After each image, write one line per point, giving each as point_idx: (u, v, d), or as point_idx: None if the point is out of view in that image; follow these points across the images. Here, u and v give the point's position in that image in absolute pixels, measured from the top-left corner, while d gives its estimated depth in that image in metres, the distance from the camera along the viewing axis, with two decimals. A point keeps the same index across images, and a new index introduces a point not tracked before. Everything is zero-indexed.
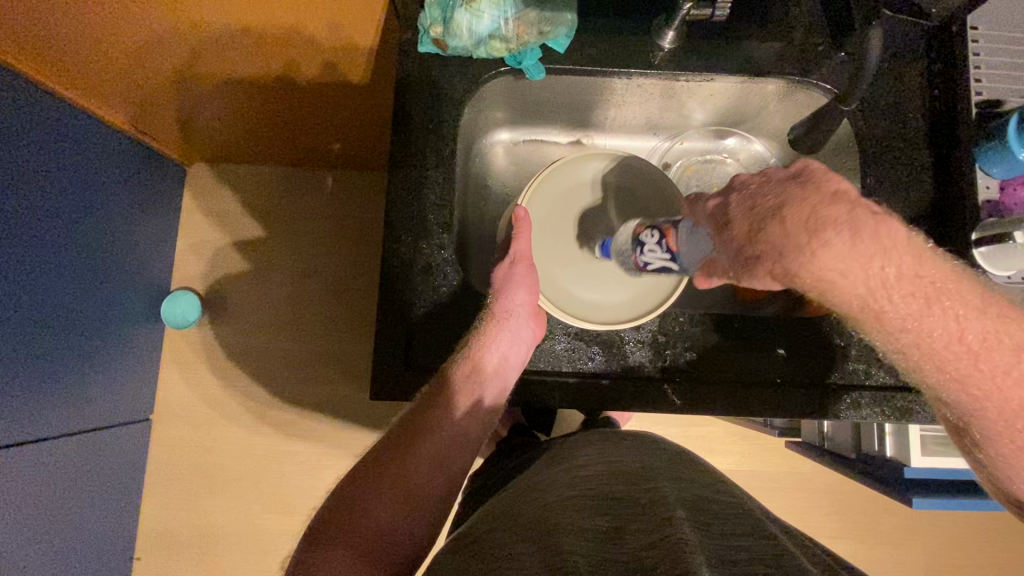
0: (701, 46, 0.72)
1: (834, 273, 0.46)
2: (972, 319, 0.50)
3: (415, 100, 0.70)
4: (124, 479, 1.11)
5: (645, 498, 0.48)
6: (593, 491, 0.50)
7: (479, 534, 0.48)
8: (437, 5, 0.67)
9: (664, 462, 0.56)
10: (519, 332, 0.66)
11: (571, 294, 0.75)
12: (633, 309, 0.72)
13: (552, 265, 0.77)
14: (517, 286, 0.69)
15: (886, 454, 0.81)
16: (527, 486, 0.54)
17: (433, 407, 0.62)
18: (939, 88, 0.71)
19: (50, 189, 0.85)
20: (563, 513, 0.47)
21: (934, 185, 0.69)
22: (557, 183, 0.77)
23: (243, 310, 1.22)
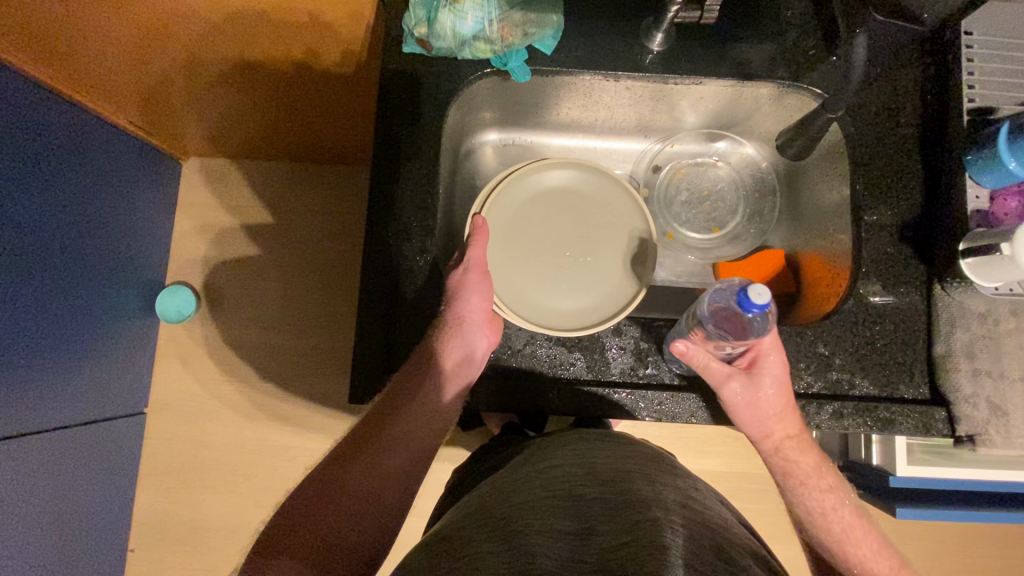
0: (692, 48, 0.71)
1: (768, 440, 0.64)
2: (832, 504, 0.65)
3: (401, 99, 0.69)
4: (117, 472, 1.11)
5: (620, 496, 0.48)
6: (567, 489, 0.50)
7: (451, 534, 0.48)
8: (421, 5, 0.66)
9: (637, 461, 0.56)
10: (470, 340, 0.65)
11: (530, 302, 0.73)
12: (591, 315, 0.73)
13: (508, 273, 0.75)
14: (472, 290, 0.66)
15: (872, 462, 0.80)
16: (501, 484, 0.54)
17: (391, 413, 0.63)
18: (932, 94, 0.70)
19: (43, 182, 0.85)
20: (535, 513, 0.47)
21: (923, 193, 0.68)
22: (514, 189, 0.76)
23: (236, 305, 1.22)
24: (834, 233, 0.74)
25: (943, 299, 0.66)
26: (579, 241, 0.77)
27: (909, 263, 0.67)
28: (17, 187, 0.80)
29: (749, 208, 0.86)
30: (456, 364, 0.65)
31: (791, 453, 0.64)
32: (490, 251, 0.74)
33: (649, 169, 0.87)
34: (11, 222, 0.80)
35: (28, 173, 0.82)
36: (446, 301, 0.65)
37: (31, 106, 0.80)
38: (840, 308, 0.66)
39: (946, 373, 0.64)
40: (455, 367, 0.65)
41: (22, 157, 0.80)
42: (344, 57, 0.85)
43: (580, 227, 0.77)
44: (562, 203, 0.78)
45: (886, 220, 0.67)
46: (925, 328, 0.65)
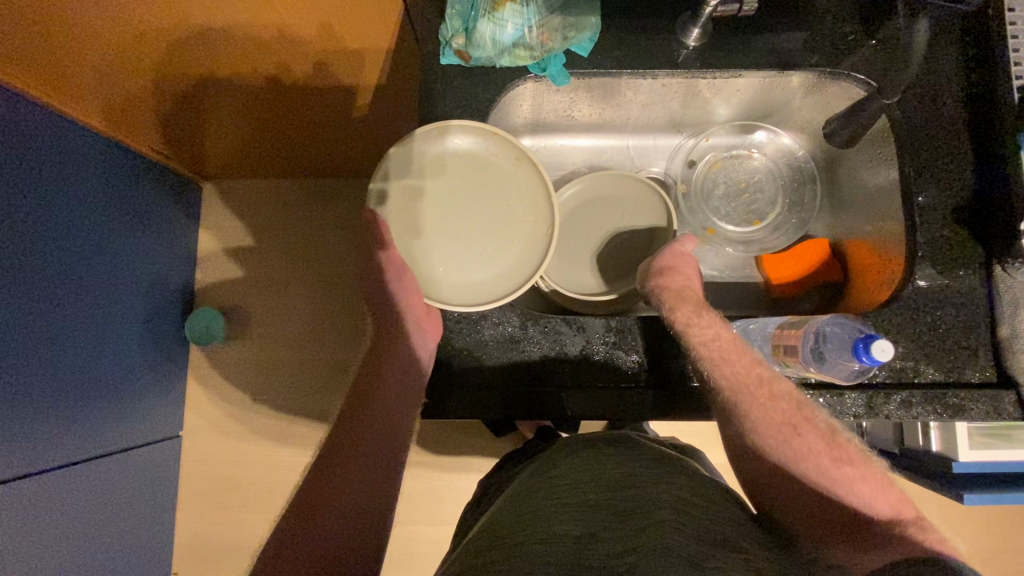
0: (727, 42, 0.70)
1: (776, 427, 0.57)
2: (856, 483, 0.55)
3: (439, 110, 0.68)
4: (157, 496, 1.13)
5: (625, 503, 0.51)
6: (572, 496, 0.53)
7: (469, 547, 0.51)
8: (458, 16, 0.67)
9: (644, 458, 0.58)
10: (411, 338, 0.65)
11: (467, 278, 0.67)
12: (531, 260, 0.67)
13: (432, 258, 0.67)
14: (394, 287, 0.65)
15: (933, 449, 0.79)
16: (514, 492, 0.57)
17: (384, 403, 0.65)
18: (977, 71, 0.69)
19: (66, 216, 0.85)
20: (542, 521, 0.50)
21: (975, 172, 0.67)
22: (406, 165, 0.65)
23: (266, 324, 1.22)
24: (882, 219, 0.73)
25: (1003, 281, 0.64)
26: (503, 180, 0.68)
27: (966, 244, 0.66)
28: (42, 221, 0.81)
29: (789, 198, 0.85)
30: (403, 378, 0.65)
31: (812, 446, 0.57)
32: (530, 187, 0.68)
33: (684, 164, 0.86)
34: (35, 257, 0.80)
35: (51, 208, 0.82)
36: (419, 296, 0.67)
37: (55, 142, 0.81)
38: (897, 296, 0.65)
39: (1013, 354, 0.62)
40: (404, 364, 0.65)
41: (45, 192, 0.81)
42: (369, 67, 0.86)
43: (499, 171, 0.68)
44: (613, 203, 0.80)
45: (938, 201, 0.67)
46: (987, 310, 0.64)
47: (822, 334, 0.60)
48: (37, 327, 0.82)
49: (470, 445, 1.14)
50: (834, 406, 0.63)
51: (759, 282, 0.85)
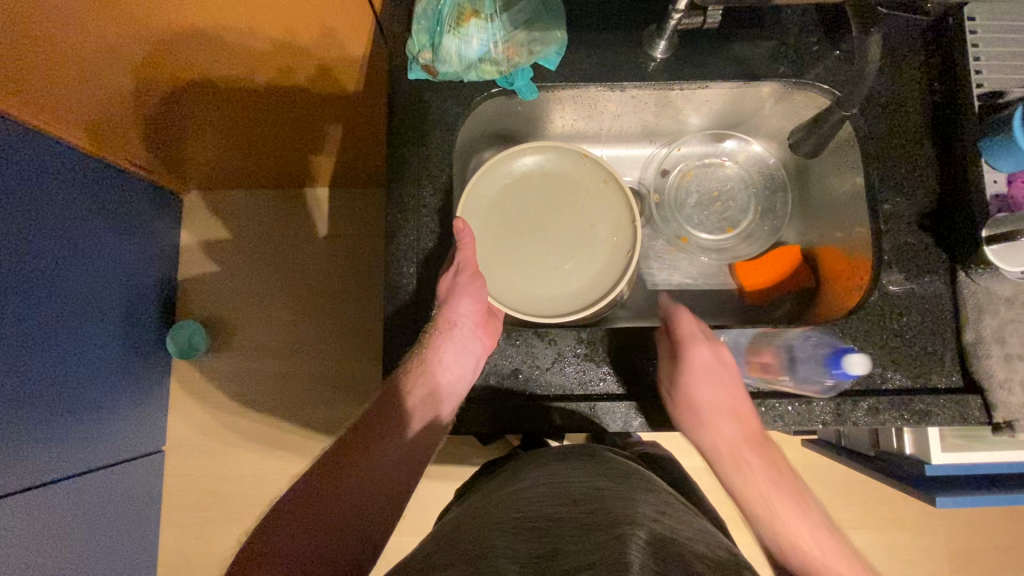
0: (695, 53, 0.71)
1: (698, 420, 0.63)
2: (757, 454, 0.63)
3: (409, 124, 0.69)
4: (141, 512, 1.11)
5: (593, 517, 0.49)
6: (533, 508, 0.51)
7: (424, 554, 0.48)
8: (423, 31, 0.67)
9: (612, 478, 0.56)
10: (464, 344, 0.64)
11: (541, 293, 0.71)
12: (609, 279, 0.71)
13: (514, 264, 0.72)
14: (460, 293, 0.63)
15: (906, 451, 0.79)
16: (477, 506, 0.55)
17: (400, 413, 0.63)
18: (940, 79, 0.70)
19: (44, 229, 0.84)
20: (501, 534, 0.48)
21: (937, 180, 0.68)
22: (498, 173, 0.72)
23: (248, 336, 1.21)
24: (851, 224, 0.73)
25: (967, 286, 0.65)
26: (591, 203, 0.74)
27: (930, 251, 0.67)
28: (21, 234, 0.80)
29: (760, 206, 0.86)
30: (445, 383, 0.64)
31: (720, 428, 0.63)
32: (611, 211, 0.72)
33: (658, 173, 0.87)
34: (11, 276, 0.79)
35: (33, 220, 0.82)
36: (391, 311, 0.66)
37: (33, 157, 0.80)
38: (864, 303, 0.66)
39: (978, 358, 0.63)
40: (449, 366, 0.63)
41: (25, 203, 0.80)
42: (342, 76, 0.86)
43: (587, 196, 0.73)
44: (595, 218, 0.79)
45: (902, 209, 0.67)
46: (953, 315, 0.65)
47: (801, 348, 0.65)
48: (16, 344, 0.81)
49: (453, 455, 1.14)
50: (803, 415, 0.63)
51: (733, 289, 0.85)
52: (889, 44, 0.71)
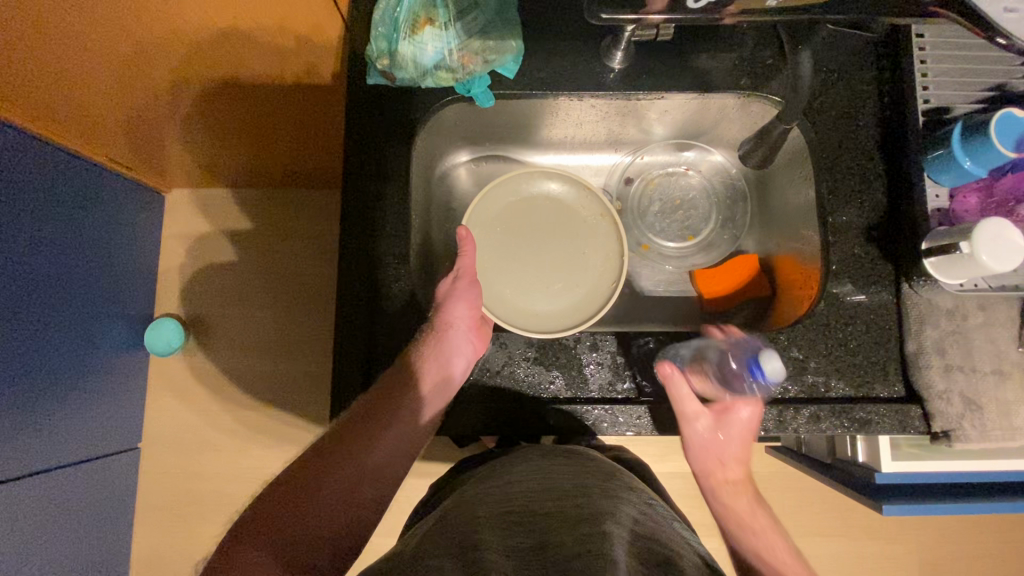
0: (655, 64, 0.72)
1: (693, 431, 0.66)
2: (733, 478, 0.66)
3: (372, 128, 0.70)
4: (114, 508, 1.11)
5: (577, 514, 0.50)
6: (521, 504, 0.52)
7: (412, 547, 0.49)
8: (382, 38, 0.68)
9: (593, 475, 0.58)
10: (459, 345, 0.66)
11: (526, 307, 0.76)
12: (596, 301, 0.77)
13: (503, 280, 0.78)
14: (456, 298, 0.68)
15: (859, 459, 0.81)
16: (466, 498, 0.56)
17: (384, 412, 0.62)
18: (889, 95, 0.71)
19: (33, 225, 0.85)
20: (491, 531, 0.48)
21: (886, 193, 0.69)
22: (508, 189, 0.80)
23: (224, 334, 1.22)
24: (805, 234, 0.75)
25: (910, 298, 0.67)
26: (586, 233, 0.80)
27: (876, 261, 0.68)
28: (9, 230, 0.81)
29: (722, 215, 0.88)
30: (433, 385, 0.64)
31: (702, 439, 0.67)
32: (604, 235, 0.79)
33: (622, 181, 0.88)
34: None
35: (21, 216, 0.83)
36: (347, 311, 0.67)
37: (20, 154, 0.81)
38: (811, 311, 0.67)
39: (919, 368, 0.64)
40: (439, 368, 0.64)
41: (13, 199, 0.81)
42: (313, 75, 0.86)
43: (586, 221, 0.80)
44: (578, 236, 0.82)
45: (852, 221, 0.69)
46: (897, 326, 0.67)
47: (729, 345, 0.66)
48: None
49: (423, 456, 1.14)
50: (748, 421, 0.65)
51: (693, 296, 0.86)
52: (839, 60, 0.72)
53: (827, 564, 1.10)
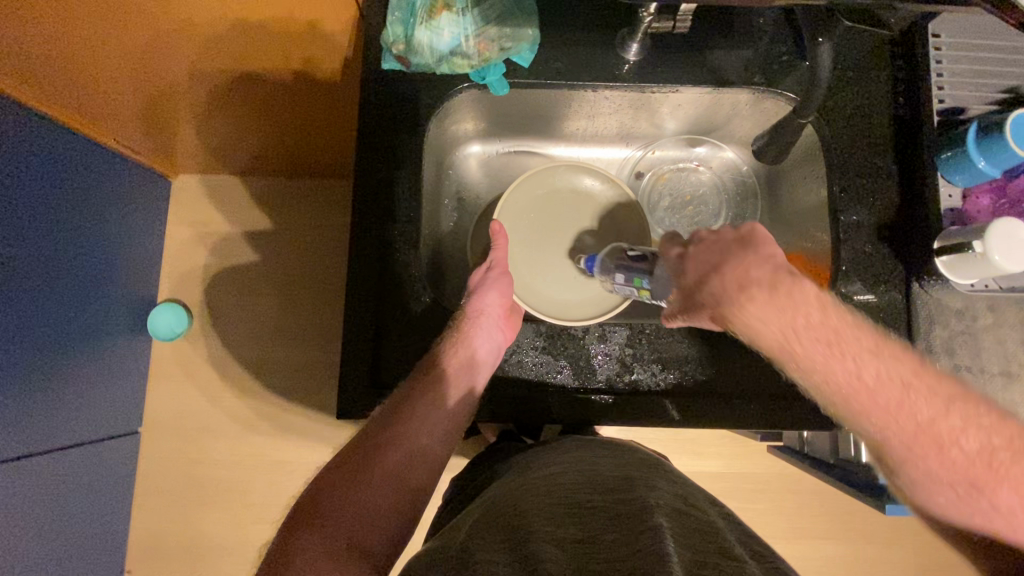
0: (669, 57, 0.72)
1: (755, 320, 0.54)
2: (864, 361, 0.53)
3: (385, 113, 0.70)
4: (113, 491, 1.11)
5: (620, 504, 0.51)
6: (568, 497, 0.52)
7: (458, 541, 0.49)
8: (397, 21, 0.67)
9: (633, 470, 0.59)
10: (490, 334, 0.66)
11: (554, 298, 0.78)
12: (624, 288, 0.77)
13: (532, 271, 0.81)
14: (489, 287, 0.71)
15: (862, 459, 0.81)
16: (510, 490, 0.56)
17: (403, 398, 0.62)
18: (905, 94, 0.71)
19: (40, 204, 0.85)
20: (539, 522, 0.49)
21: (898, 193, 0.69)
22: (537, 182, 0.81)
23: (227, 320, 1.22)
24: (815, 233, 0.75)
25: (920, 297, 0.67)
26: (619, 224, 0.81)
27: (887, 261, 0.68)
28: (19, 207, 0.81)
29: (732, 212, 0.88)
30: (459, 364, 0.64)
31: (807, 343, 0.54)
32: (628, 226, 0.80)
33: (632, 175, 0.89)
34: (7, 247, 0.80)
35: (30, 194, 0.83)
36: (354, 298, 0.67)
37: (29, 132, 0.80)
38: None
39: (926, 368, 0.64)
40: (475, 356, 0.65)
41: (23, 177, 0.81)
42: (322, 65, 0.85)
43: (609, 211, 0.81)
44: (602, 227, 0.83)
45: (863, 219, 0.69)
46: (905, 326, 0.67)
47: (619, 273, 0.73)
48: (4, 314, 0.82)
49: None
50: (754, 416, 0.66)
51: None
52: (855, 57, 0.72)
53: (826, 566, 1.10)
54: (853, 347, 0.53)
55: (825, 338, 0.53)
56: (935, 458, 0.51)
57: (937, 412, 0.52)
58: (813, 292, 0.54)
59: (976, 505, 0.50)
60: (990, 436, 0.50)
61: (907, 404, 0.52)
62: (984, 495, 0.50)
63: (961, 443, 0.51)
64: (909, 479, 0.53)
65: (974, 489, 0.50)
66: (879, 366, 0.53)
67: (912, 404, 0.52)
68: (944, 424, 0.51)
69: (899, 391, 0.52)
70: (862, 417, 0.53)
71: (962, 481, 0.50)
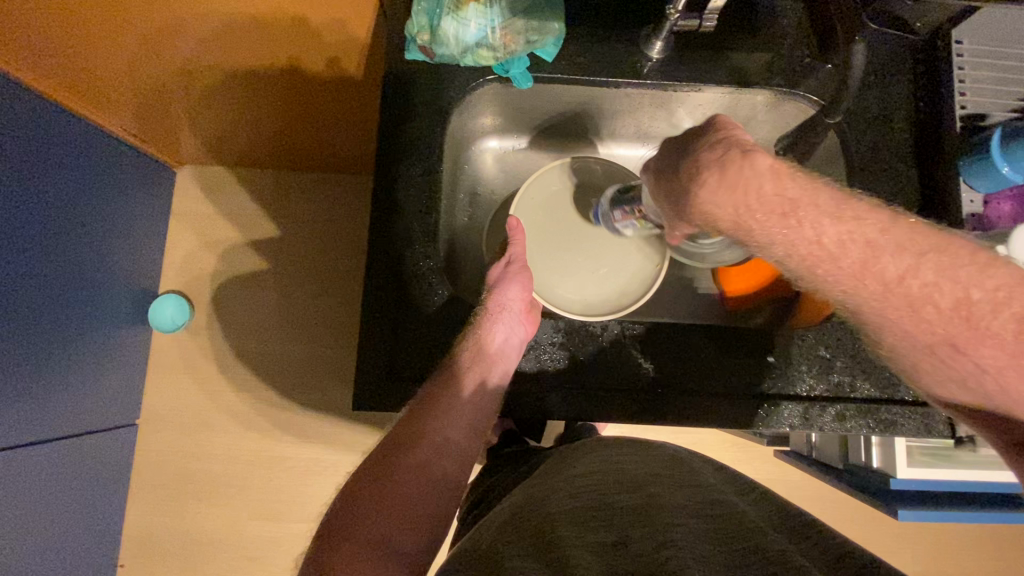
0: (690, 56, 0.72)
1: (708, 205, 0.54)
2: (826, 226, 0.54)
3: (404, 105, 0.70)
4: (110, 483, 1.09)
5: (648, 504, 0.52)
6: (596, 498, 0.54)
7: (488, 545, 0.49)
8: (423, 12, 0.67)
9: (661, 470, 0.60)
10: (510, 326, 0.67)
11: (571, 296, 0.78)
12: (638, 287, 0.79)
13: (548, 268, 0.80)
14: (510, 281, 0.71)
15: (873, 465, 0.80)
16: (537, 490, 0.58)
17: (425, 400, 0.62)
18: (925, 100, 0.71)
19: (46, 190, 0.84)
20: (568, 524, 0.50)
21: (919, 197, 0.69)
22: (552, 177, 0.80)
23: (230, 313, 1.20)
24: None
25: None
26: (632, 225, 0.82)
27: None
28: (25, 192, 0.80)
29: None
30: (473, 356, 0.64)
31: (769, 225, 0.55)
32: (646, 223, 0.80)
33: None
34: (13, 231, 0.79)
35: (37, 179, 0.82)
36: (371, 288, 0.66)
37: (36, 116, 0.79)
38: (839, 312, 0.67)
39: None
40: (496, 350, 0.65)
41: (30, 162, 0.80)
42: (333, 65, 0.84)
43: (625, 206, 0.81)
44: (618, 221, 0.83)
45: None
46: None
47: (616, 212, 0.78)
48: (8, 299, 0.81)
49: None
50: (769, 418, 0.66)
51: (714, 292, 0.86)
52: (876, 62, 0.72)
53: None
54: (809, 211, 0.54)
55: (779, 208, 0.54)
56: (910, 317, 0.54)
57: (907, 269, 0.53)
58: (765, 163, 0.52)
59: (958, 363, 0.53)
60: (968, 286, 0.52)
61: (874, 264, 0.54)
62: (960, 351, 0.53)
63: (934, 301, 0.53)
64: (889, 343, 0.57)
65: (954, 350, 0.53)
66: (842, 227, 0.54)
67: (889, 266, 0.54)
68: (915, 280, 0.53)
69: (862, 250, 0.54)
70: (829, 282, 0.56)
71: (940, 340, 0.54)
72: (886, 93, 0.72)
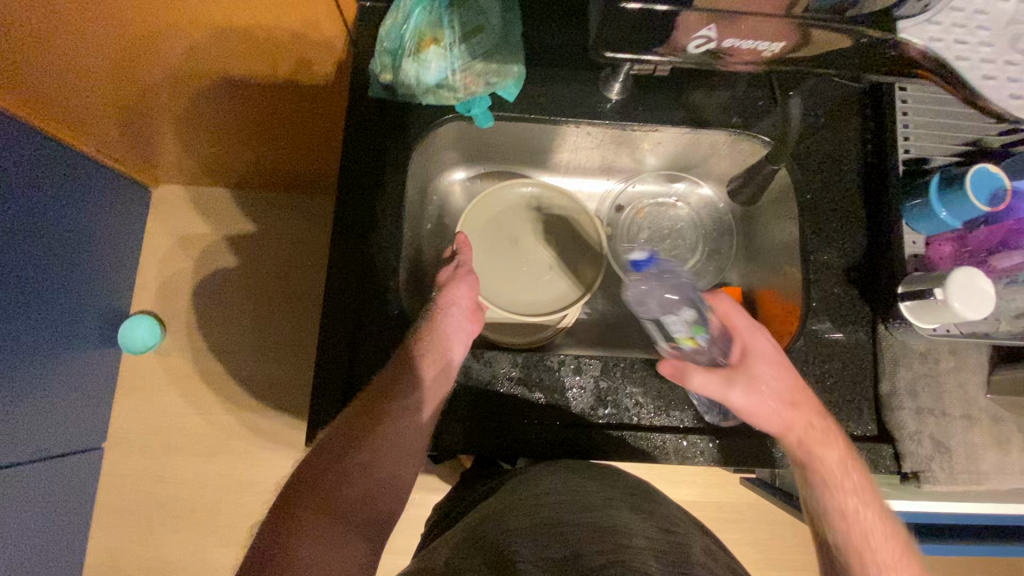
0: (649, 97, 0.74)
1: (827, 443, 0.61)
2: (875, 504, 0.59)
3: (371, 140, 0.71)
4: (73, 509, 1.07)
5: (600, 522, 0.52)
6: (551, 513, 0.54)
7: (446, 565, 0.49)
8: (388, 54, 0.70)
9: (611, 491, 0.58)
10: (460, 325, 0.68)
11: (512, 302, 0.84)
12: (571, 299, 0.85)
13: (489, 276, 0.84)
14: (458, 281, 0.72)
15: None
16: (495, 504, 0.58)
17: (372, 410, 0.60)
18: (872, 142, 0.74)
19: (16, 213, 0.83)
20: (522, 542, 0.51)
21: (866, 234, 0.72)
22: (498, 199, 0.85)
23: (202, 335, 1.19)
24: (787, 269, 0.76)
25: (886, 339, 0.69)
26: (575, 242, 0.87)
27: (854, 303, 0.70)
28: None
29: (708, 247, 0.89)
30: (437, 371, 0.64)
31: (830, 453, 0.61)
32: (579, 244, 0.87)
33: (612, 209, 0.90)
34: None
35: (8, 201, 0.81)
36: (334, 321, 0.67)
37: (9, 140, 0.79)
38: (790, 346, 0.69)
39: (891, 411, 0.67)
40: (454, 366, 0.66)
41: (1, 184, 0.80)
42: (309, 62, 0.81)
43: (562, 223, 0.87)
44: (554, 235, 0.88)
45: (832, 261, 0.71)
46: (871, 367, 0.69)
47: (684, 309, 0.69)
48: None
49: None
50: (723, 453, 0.67)
51: None
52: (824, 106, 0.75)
53: None
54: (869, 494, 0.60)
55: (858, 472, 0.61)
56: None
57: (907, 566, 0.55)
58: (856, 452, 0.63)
59: None
60: None
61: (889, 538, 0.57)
62: None
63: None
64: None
65: None
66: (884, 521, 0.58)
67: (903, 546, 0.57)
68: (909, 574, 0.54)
69: (890, 536, 0.57)
70: (848, 509, 0.58)
71: None
72: (834, 137, 0.75)
